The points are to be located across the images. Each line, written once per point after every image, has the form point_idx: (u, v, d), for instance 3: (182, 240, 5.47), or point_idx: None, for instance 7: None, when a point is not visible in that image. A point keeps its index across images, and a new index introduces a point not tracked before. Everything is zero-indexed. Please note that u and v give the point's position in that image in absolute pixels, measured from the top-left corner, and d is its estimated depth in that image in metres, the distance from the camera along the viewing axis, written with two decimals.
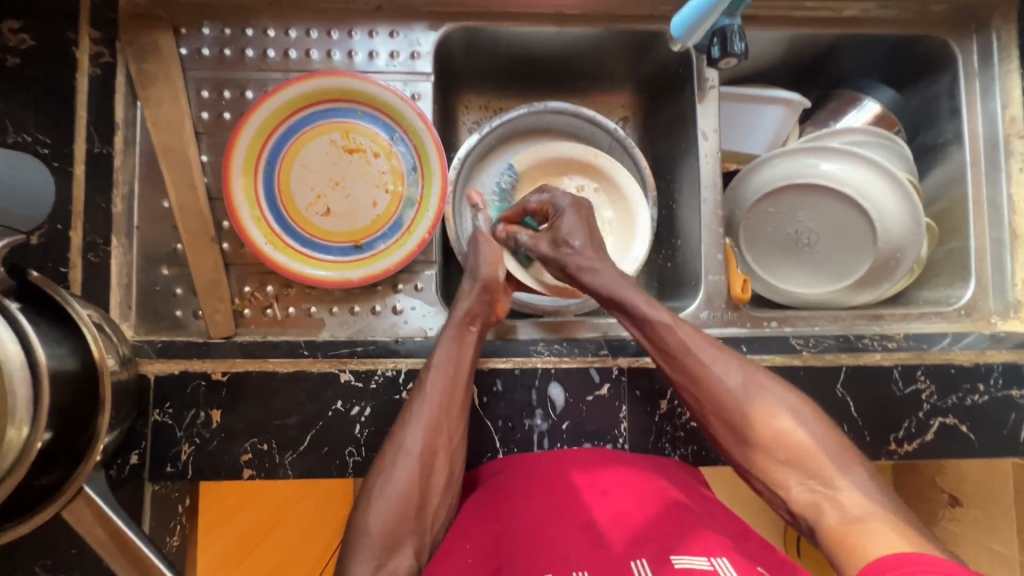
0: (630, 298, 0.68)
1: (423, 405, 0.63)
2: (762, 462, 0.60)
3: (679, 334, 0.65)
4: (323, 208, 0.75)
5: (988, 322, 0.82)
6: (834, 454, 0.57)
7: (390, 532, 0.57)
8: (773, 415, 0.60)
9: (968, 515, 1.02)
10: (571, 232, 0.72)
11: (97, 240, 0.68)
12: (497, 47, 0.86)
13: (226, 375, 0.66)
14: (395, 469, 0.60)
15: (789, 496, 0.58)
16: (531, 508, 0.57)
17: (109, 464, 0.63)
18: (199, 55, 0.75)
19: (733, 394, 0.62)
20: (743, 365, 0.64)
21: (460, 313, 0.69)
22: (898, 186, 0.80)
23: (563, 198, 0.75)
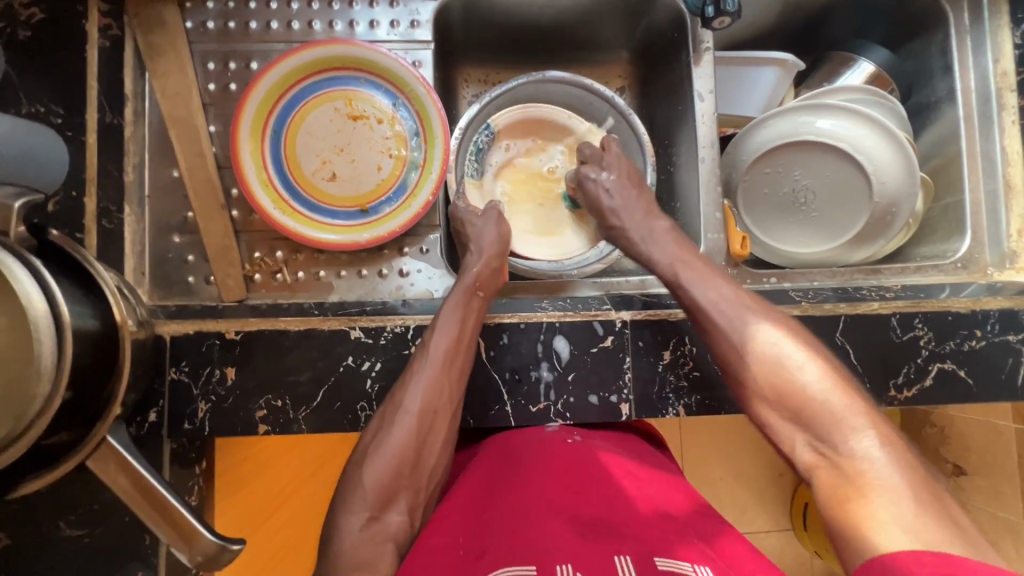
0: (653, 254, 0.75)
1: (425, 366, 0.65)
2: (767, 415, 0.61)
3: (692, 286, 0.69)
4: (329, 174, 0.77)
5: (984, 273, 0.83)
6: (840, 414, 0.55)
7: (384, 489, 0.61)
8: (776, 364, 0.60)
9: (973, 484, 1.03)
10: (607, 197, 0.81)
11: (110, 208, 0.70)
12: (495, 17, 0.87)
13: (239, 334, 0.68)
14: (394, 425, 0.63)
15: (797, 460, 0.57)
16: (524, 495, 0.57)
17: (129, 421, 0.65)
18: (204, 28, 0.77)
19: (734, 341, 0.64)
20: (756, 316, 0.65)
21: (468, 281, 0.72)
22: (895, 141, 0.81)
23: (586, 168, 0.84)
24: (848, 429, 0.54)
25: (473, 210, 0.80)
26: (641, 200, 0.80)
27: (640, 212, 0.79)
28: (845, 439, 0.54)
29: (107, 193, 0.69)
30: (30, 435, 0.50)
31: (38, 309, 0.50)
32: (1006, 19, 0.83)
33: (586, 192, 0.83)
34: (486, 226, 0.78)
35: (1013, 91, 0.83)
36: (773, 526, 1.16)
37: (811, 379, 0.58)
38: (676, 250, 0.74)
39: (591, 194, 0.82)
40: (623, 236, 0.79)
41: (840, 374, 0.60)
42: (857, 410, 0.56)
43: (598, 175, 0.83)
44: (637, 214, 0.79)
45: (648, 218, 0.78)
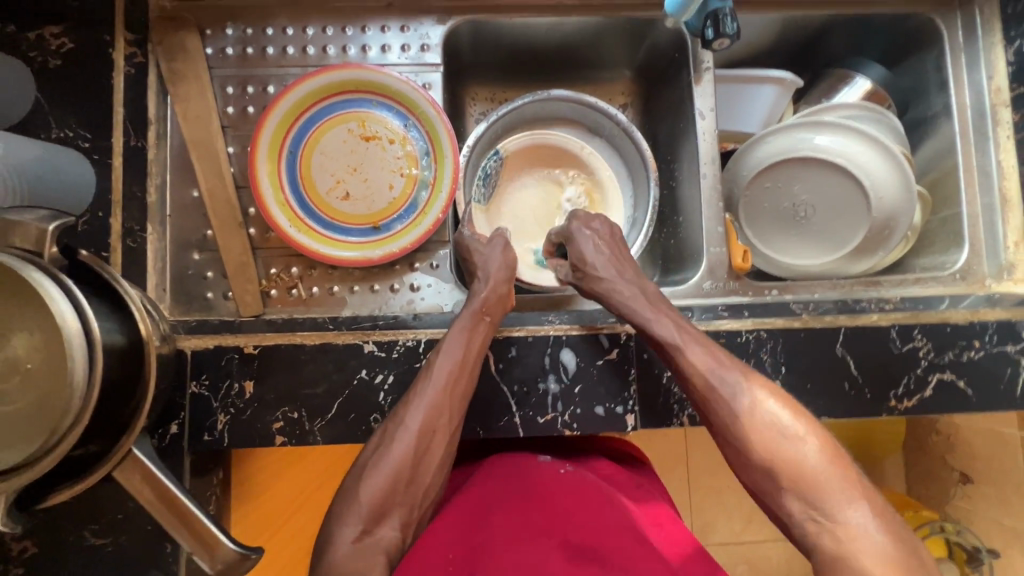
0: (642, 316, 0.71)
1: (429, 385, 0.66)
2: (765, 483, 0.61)
3: (688, 352, 0.67)
4: (342, 193, 0.79)
5: (983, 285, 0.85)
6: (836, 486, 0.58)
7: (378, 503, 0.61)
8: (776, 438, 0.61)
9: (979, 492, 1.04)
10: (596, 253, 0.77)
11: (134, 227, 0.73)
12: (501, 40, 0.90)
13: (257, 348, 0.70)
14: (393, 443, 0.64)
15: (789, 521, 0.59)
16: (517, 520, 0.64)
17: (152, 433, 0.68)
18: (223, 54, 0.81)
19: (734, 412, 0.64)
20: (754, 386, 0.65)
21: (476, 304, 0.72)
22: (892, 158, 0.83)
23: (574, 224, 0.80)
24: (844, 500, 0.57)
25: (479, 238, 0.79)
26: (622, 257, 0.78)
27: (628, 272, 0.76)
28: (844, 508, 0.57)
29: (132, 213, 0.72)
30: (62, 448, 0.52)
31: (71, 327, 0.53)
32: (999, 37, 0.85)
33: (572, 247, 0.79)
34: (491, 254, 0.77)
35: (1007, 106, 0.85)
36: (782, 536, 1.17)
37: (809, 451, 0.60)
38: (667, 310, 0.71)
39: (575, 251, 0.78)
40: (610, 293, 0.75)
41: (831, 439, 0.62)
42: (850, 481, 0.58)
43: (589, 231, 0.79)
44: (624, 275, 0.75)
45: (634, 279, 0.75)
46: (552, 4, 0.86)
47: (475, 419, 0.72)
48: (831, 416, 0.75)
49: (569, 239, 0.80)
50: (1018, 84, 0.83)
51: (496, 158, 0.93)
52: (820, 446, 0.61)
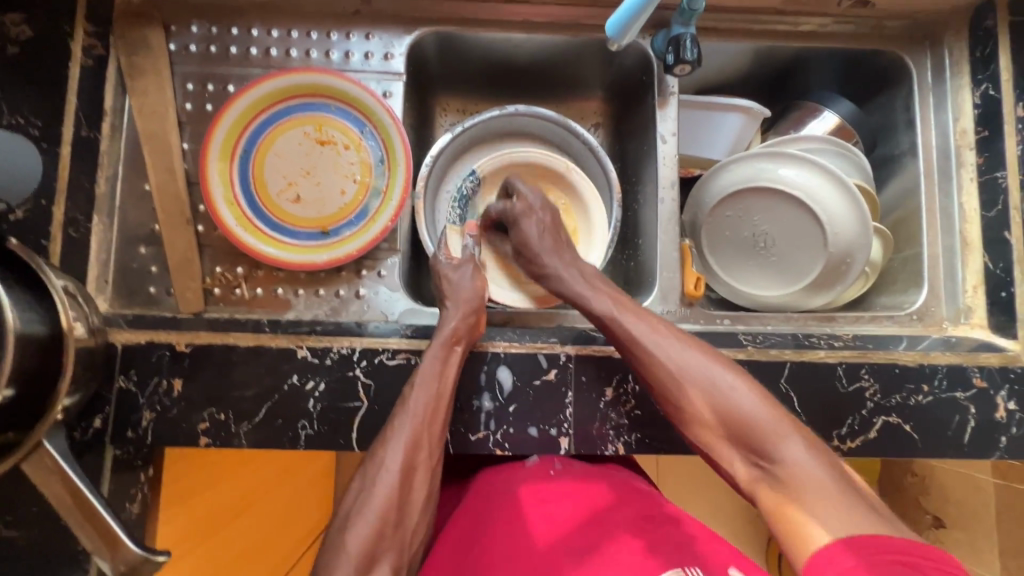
0: (583, 292, 0.74)
1: (405, 422, 0.65)
2: (708, 440, 0.62)
3: (624, 320, 0.69)
4: (293, 195, 0.79)
5: (939, 327, 0.84)
6: (772, 424, 0.57)
7: (367, 550, 0.58)
8: (710, 390, 0.61)
9: (951, 537, 1.02)
10: (532, 233, 0.80)
11: (78, 217, 0.72)
12: (471, 54, 0.91)
13: (189, 346, 0.69)
14: (374, 486, 0.62)
15: (737, 474, 0.59)
16: (485, 539, 0.65)
17: (74, 427, 0.66)
18: (186, 51, 0.81)
19: (670, 373, 0.64)
20: (687, 345, 0.65)
21: (446, 333, 0.70)
22: (850, 193, 0.82)
23: (516, 206, 0.82)
24: (780, 435, 0.56)
25: (451, 261, 0.80)
26: (559, 234, 0.81)
27: (567, 255, 0.79)
28: (779, 445, 0.55)
29: (77, 203, 0.72)
30: None
31: None
32: (967, 79, 0.85)
33: (516, 230, 0.81)
34: (463, 277, 0.77)
35: (971, 149, 0.84)
36: None
37: (741, 398, 0.59)
38: (604, 287, 0.74)
39: (520, 234, 0.81)
40: (552, 278, 0.78)
41: (764, 388, 0.61)
42: (784, 419, 0.58)
43: (531, 216, 0.81)
44: (563, 257, 0.78)
45: (570, 259, 0.78)
46: (520, 21, 0.87)
47: None
48: None
49: (513, 221, 0.82)
50: (983, 127, 0.82)
51: (471, 178, 0.89)
52: (750, 388, 0.60)
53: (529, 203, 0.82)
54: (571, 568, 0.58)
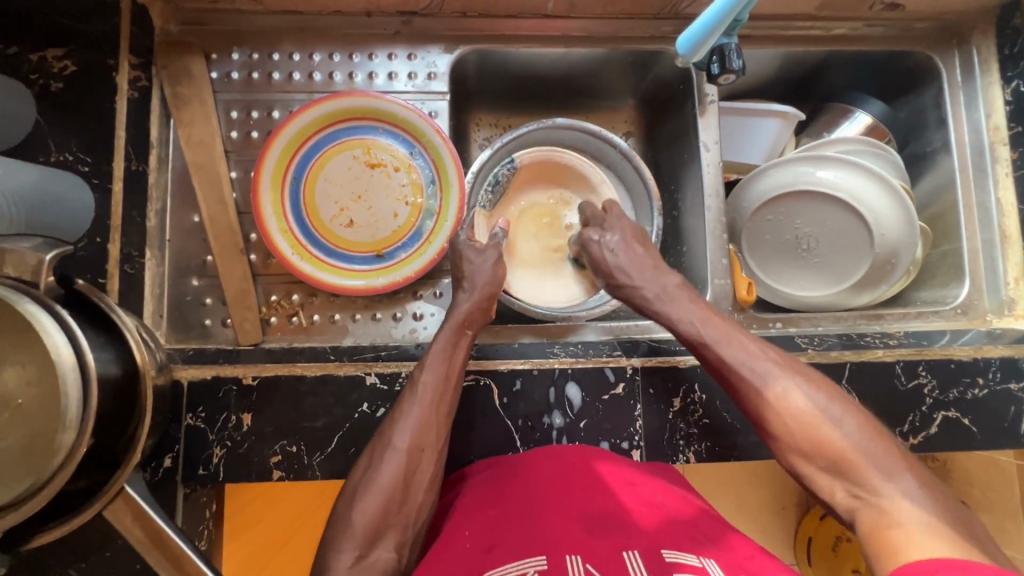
0: (673, 313, 0.73)
1: (413, 404, 0.64)
2: (808, 470, 0.60)
3: (720, 345, 0.68)
4: (346, 220, 0.79)
5: (984, 320, 0.85)
6: (880, 462, 0.56)
7: (373, 525, 0.58)
8: (813, 423, 0.60)
9: None
10: (611, 257, 0.79)
11: (132, 253, 0.72)
12: (508, 70, 0.90)
13: (256, 379, 0.68)
14: (382, 463, 0.61)
15: (835, 502, 0.58)
16: (533, 494, 0.60)
17: (144, 467, 0.65)
18: (228, 78, 0.81)
19: (772, 402, 0.63)
20: (789, 375, 0.64)
21: (457, 317, 0.71)
22: (890, 190, 0.84)
23: (591, 233, 0.82)
24: (881, 474, 0.55)
25: (473, 242, 0.77)
26: (638, 253, 0.79)
27: (652, 272, 0.77)
28: (884, 481, 0.55)
29: (131, 239, 0.72)
30: (47, 491, 0.49)
31: (65, 358, 0.50)
32: (996, 76, 0.87)
33: (592, 251, 0.81)
34: (481, 263, 0.76)
35: (1005, 144, 0.86)
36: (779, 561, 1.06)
37: (846, 433, 0.59)
38: (696, 306, 0.73)
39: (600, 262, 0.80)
40: (637, 297, 0.77)
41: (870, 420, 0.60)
42: (890, 455, 0.57)
43: (605, 235, 0.81)
44: (650, 276, 0.77)
45: (659, 274, 0.77)
46: (558, 35, 0.87)
47: (474, 452, 0.71)
48: None
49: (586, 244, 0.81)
50: (1016, 123, 0.85)
51: (509, 165, 0.90)
52: (856, 424, 0.59)
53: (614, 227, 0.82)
54: (638, 542, 0.54)
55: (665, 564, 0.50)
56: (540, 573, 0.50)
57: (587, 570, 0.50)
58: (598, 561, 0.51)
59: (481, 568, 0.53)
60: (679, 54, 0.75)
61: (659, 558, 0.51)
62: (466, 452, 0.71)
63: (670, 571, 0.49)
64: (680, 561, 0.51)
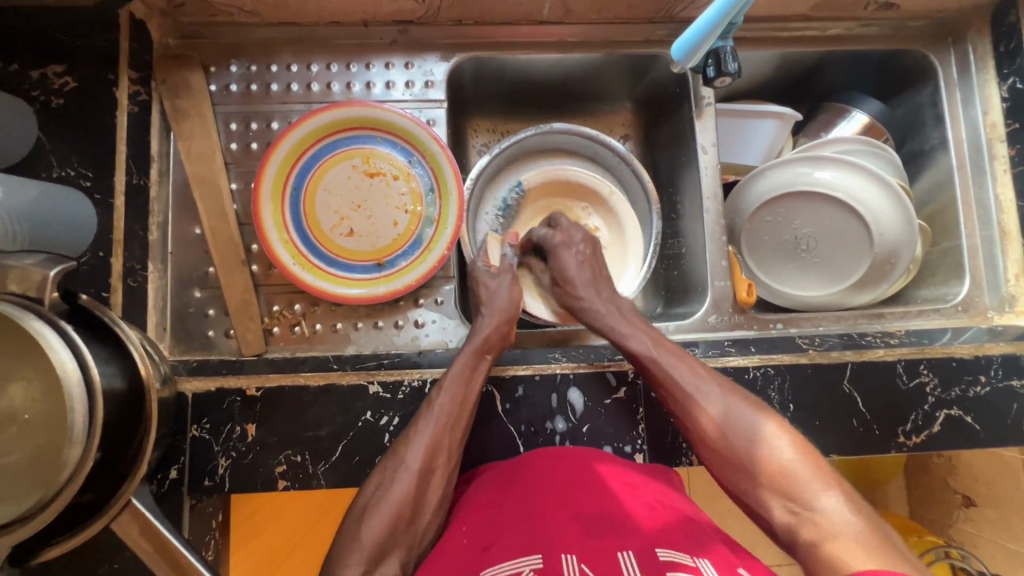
0: (619, 330, 0.73)
1: (429, 423, 0.65)
2: (745, 485, 0.60)
3: (664, 361, 0.68)
4: (346, 229, 0.79)
5: (985, 317, 0.85)
6: (812, 477, 0.57)
7: (380, 542, 0.58)
8: (751, 438, 0.61)
9: (983, 516, 0.99)
10: (569, 267, 0.79)
11: (134, 267, 0.72)
12: (504, 76, 0.91)
13: (260, 390, 0.69)
14: (393, 482, 0.62)
15: (772, 520, 0.58)
16: (531, 492, 0.60)
17: (151, 478, 0.66)
18: (227, 90, 0.81)
19: (714, 418, 0.64)
20: (728, 392, 0.65)
21: (478, 339, 0.71)
22: (892, 194, 0.84)
23: (556, 237, 0.82)
24: (816, 489, 0.56)
25: (490, 269, 0.80)
26: (596, 271, 0.80)
27: (604, 289, 0.78)
28: (817, 494, 0.55)
29: (133, 252, 0.72)
30: (56, 505, 0.50)
31: (70, 373, 0.50)
32: (992, 73, 0.87)
33: (553, 259, 0.81)
34: (499, 287, 0.77)
35: (1003, 141, 0.86)
36: (783, 560, 1.06)
37: (781, 449, 0.59)
38: (641, 326, 0.73)
39: (557, 264, 0.80)
40: (587, 311, 0.77)
41: (803, 440, 0.62)
42: (822, 472, 0.58)
43: (570, 246, 0.81)
44: (601, 291, 0.78)
45: (608, 293, 0.78)
46: (554, 41, 0.87)
47: (478, 457, 0.72)
48: (839, 452, 0.75)
49: (551, 250, 0.82)
50: (1013, 119, 0.85)
51: (518, 190, 0.93)
52: (792, 441, 0.60)
53: (569, 234, 0.82)
54: (631, 540, 0.54)
55: (658, 562, 0.51)
56: (534, 571, 0.50)
57: (582, 570, 0.50)
58: (591, 559, 0.51)
59: (476, 567, 0.54)
60: (674, 61, 0.75)
61: (653, 557, 0.51)
62: (470, 458, 0.72)
63: (663, 569, 0.49)
64: (675, 560, 0.51)
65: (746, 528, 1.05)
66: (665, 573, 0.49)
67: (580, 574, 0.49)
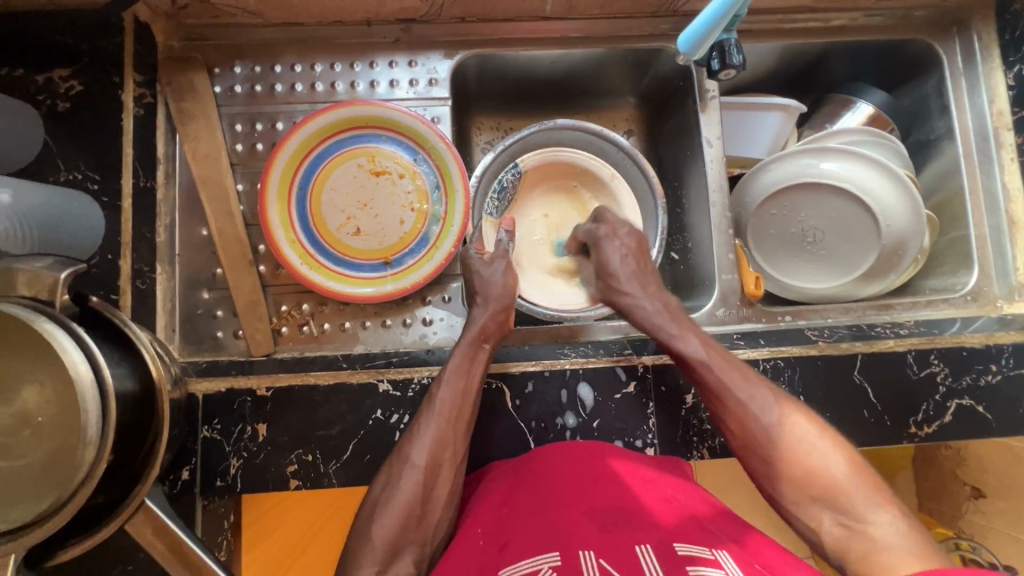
0: (666, 329, 0.72)
1: (431, 418, 0.65)
2: (793, 497, 0.61)
3: (713, 365, 0.68)
4: (353, 228, 0.79)
5: (994, 306, 0.85)
6: (862, 491, 0.57)
7: (392, 540, 0.58)
8: (804, 452, 0.61)
9: (994, 507, 0.99)
10: (619, 263, 0.79)
11: (143, 269, 0.72)
12: (508, 73, 0.91)
13: (270, 390, 0.69)
14: (400, 480, 0.62)
15: (821, 534, 0.58)
16: (545, 488, 0.60)
17: (163, 479, 0.66)
18: (232, 92, 0.82)
19: (763, 427, 0.64)
20: (778, 400, 0.65)
21: (473, 331, 0.71)
22: (897, 180, 0.84)
23: (602, 229, 0.82)
24: (870, 504, 0.56)
25: (482, 256, 0.79)
26: (642, 265, 0.80)
27: (649, 284, 0.78)
28: (869, 509, 0.56)
29: (142, 254, 0.72)
30: (74, 505, 0.50)
31: (83, 375, 0.50)
32: (997, 61, 0.87)
33: (598, 252, 0.81)
34: (494, 273, 0.77)
35: (1009, 129, 0.86)
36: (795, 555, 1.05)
37: (834, 462, 0.60)
38: (687, 325, 0.73)
39: (601, 258, 0.80)
40: (630, 308, 0.77)
41: (851, 451, 0.62)
42: (873, 485, 0.58)
43: (617, 239, 0.81)
44: (647, 287, 0.77)
45: (655, 292, 0.77)
46: (558, 37, 0.87)
47: (489, 454, 0.72)
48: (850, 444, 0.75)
49: (595, 243, 0.82)
50: (1019, 108, 0.85)
51: (515, 172, 0.89)
52: (844, 454, 0.61)
53: (614, 227, 0.82)
54: (648, 534, 0.54)
55: (677, 555, 0.51)
56: (553, 568, 0.49)
57: (601, 566, 0.49)
58: (610, 554, 0.51)
59: (495, 565, 0.53)
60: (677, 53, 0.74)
61: (672, 551, 0.51)
62: (480, 455, 0.72)
63: (683, 565, 0.49)
64: (695, 554, 0.51)
65: (757, 522, 1.05)
66: (685, 567, 0.49)
67: (600, 570, 0.49)
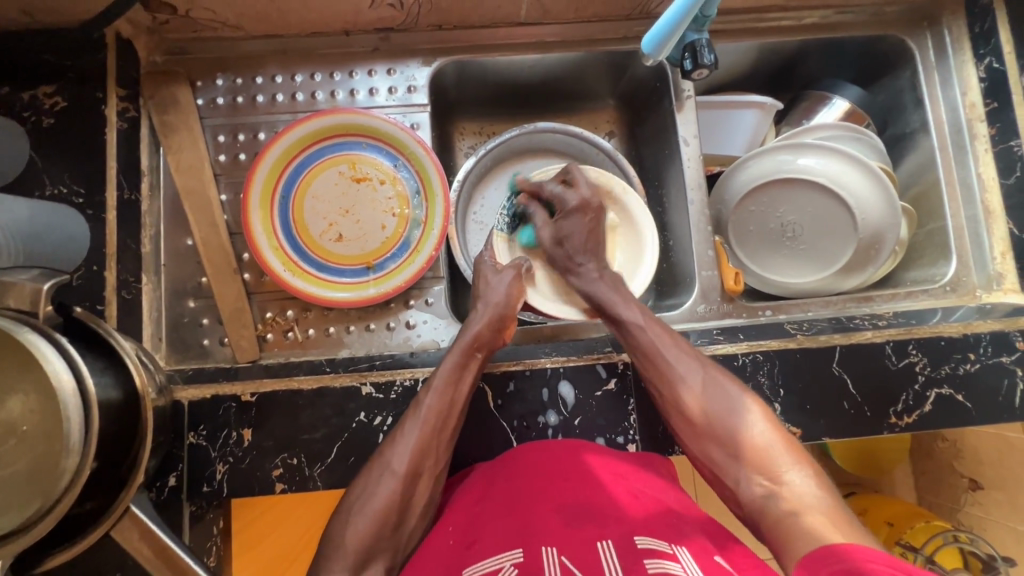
0: (611, 298, 0.76)
1: (416, 424, 0.65)
2: (717, 456, 0.64)
3: (651, 331, 0.71)
4: (335, 234, 0.80)
5: (974, 296, 0.85)
6: (783, 452, 0.60)
7: (366, 546, 0.59)
8: (727, 414, 0.64)
9: (991, 498, 0.99)
10: (574, 236, 0.79)
11: (128, 279, 0.73)
12: (487, 78, 0.92)
13: (254, 395, 0.70)
14: (378, 486, 0.62)
15: (742, 490, 0.61)
16: (516, 486, 0.61)
17: (150, 486, 0.67)
18: (214, 104, 0.83)
19: (692, 387, 0.67)
20: (708, 369, 0.68)
21: (467, 339, 0.71)
22: (871, 173, 0.85)
23: (569, 198, 0.80)
24: (786, 463, 0.59)
25: (494, 265, 0.80)
26: (596, 236, 0.80)
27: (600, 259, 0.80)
28: (786, 469, 0.59)
29: (126, 264, 0.74)
30: (57, 512, 0.51)
31: (65, 385, 0.51)
32: (969, 54, 0.88)
33: (560, 219, 0.80)
34: (499, 283, 0.78)
35: (982, 121, 0.87)
36: None
37: (756, 425, 0.63)
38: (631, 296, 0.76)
39: (560, 227, 0.80)
40: (582, 279, 0.79)
41: (779, 421, 0.65)
42: (792, 449, 0.61)
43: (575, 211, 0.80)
44: (601, 263, 0.80)
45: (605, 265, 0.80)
46: (534, 42, 0.89)
47: (472, 453, 0.72)
48: (832, 436, 0.75)
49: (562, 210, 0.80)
50: (991, 99, 0.86)
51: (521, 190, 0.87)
52: (767, 418, 0.64)
53: (584, 198, 0.80)
54: (613, 529, 0.54)
55: (636, 549, 0.51)
56: (515, 565, 0.50)
57: (563, 563, 0.50)
58: (572, 550, 0.51)
59: (461, 564, 0.54)
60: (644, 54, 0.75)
61: (632, 546, 0.52)
62: (464, 455, 0.72)
63: (641, 558, 0.50)
64: (653, 548, 0.52)
65: None
66: (643, 561, 0.50)
67: (561, 566, 0.50)
